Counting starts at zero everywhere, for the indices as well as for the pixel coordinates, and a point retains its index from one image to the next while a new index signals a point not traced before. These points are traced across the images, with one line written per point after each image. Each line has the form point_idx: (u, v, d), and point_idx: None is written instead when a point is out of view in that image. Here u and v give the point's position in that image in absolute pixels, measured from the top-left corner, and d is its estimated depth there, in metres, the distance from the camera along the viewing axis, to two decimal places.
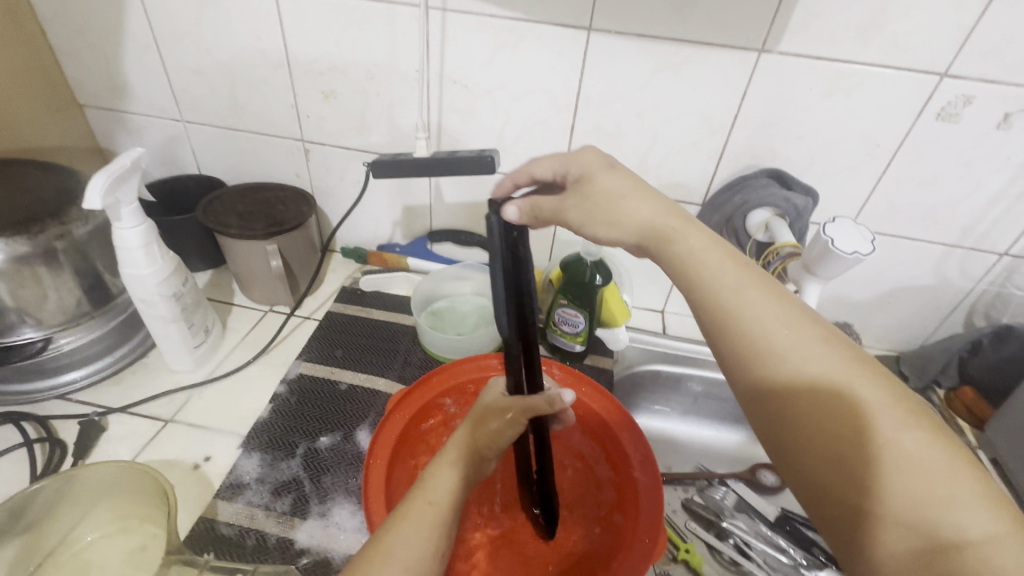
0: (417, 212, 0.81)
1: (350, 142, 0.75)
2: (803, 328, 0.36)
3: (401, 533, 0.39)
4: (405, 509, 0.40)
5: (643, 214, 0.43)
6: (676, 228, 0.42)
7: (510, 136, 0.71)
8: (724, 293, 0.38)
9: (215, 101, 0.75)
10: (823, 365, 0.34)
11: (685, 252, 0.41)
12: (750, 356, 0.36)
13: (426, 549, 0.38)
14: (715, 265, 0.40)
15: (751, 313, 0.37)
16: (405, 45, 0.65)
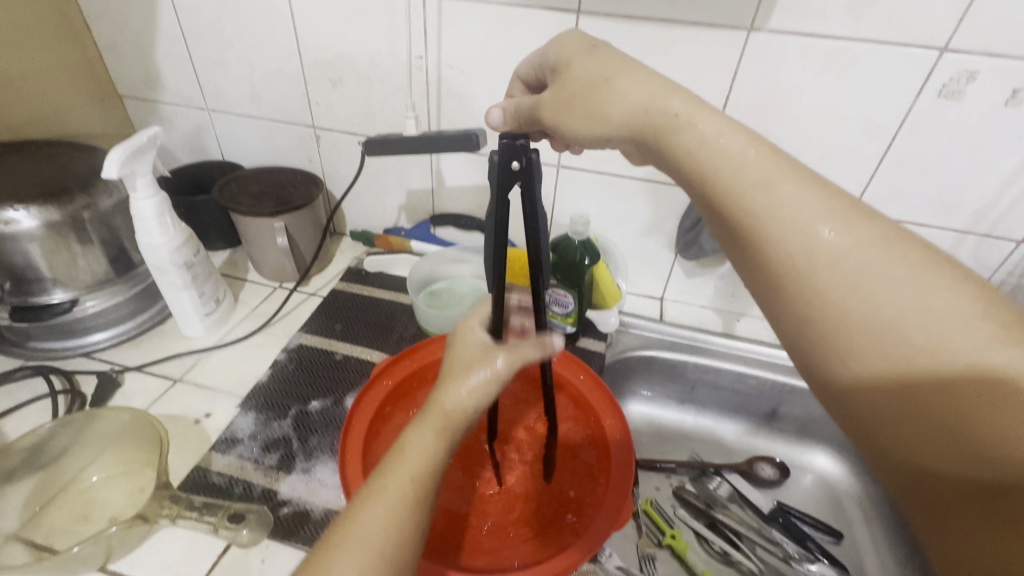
0: (420, 196, 0.84)
1: (357, 128, 0.79)
2: (862, 235, 0.31)
3: (373, 512, 0.34)
4: (379, 482, 0.35)
5: (633, 100, 0.38)
6: (680, 113, 0.36)
7: None
8: (759, 202, 0.32)
9: (235, 91, 0.81)
10: (888, 280, 0.29)
11: (695, 145, 0.35)
12: (795, 280, 0.31)
13: (401, 529, 0.34)
14: (742, 165, 0.33)
15: (791, 221, 0.31)
16: (405, 32, 0.68)
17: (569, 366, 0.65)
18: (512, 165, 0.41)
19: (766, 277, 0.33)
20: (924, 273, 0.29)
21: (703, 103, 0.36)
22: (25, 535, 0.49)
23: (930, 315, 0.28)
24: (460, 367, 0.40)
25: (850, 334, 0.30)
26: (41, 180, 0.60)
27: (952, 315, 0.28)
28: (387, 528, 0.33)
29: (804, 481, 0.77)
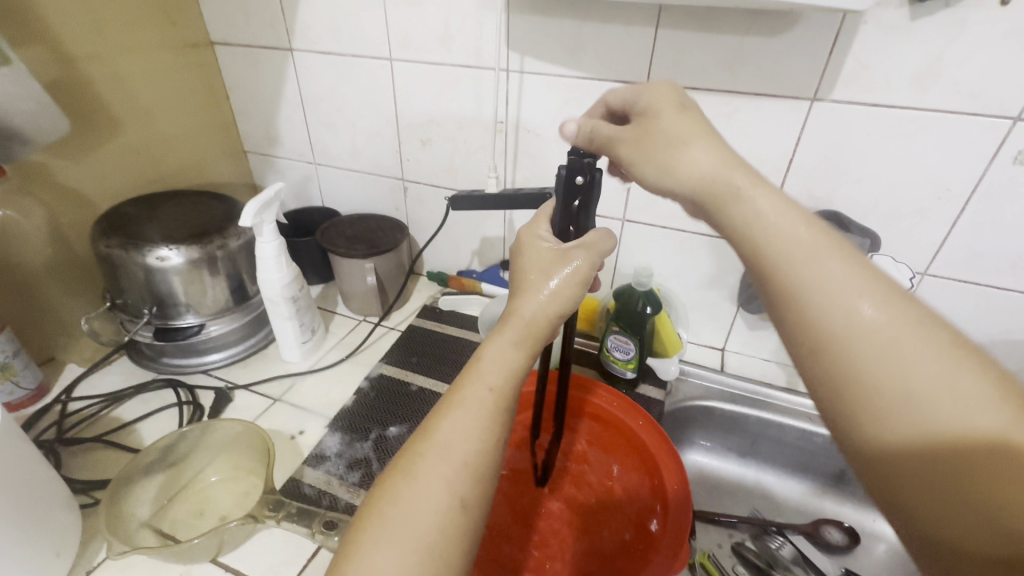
0: (492, 243, 0.92)
1: (440, 181, 0.88)
2: (896, 308, 0.31)
3: (455, 423, 0.37)
4: (461, 394, 0.38)
5: (699, 162, 0.39)
6: (741, 184, 0.37)
7: None
8: (798, 267, 0.34)
9: (339, 148, 0.93)
10: (920, 358, 0.29)
11: (749, 215, 0.36)
12: (828, 349, 0.32)
13: (480, 440, 0.36)
14: (787, 234, 0.35)
15: (824, 289, 0.33)
16: (489, 101, 0.77)
17: (629, 413, 0.68)
18: (577, 180, 0.46)
19: (799, 337, 0.33)
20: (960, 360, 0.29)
21: (763, 180, 0.38)
22: (154, 524, 0.57)
23: (962, 391, 0.28)
24: (532, 280, 0.44)
25: (882, 401, 0.30)
26: (188, 223, 0.73)
27: (990, 407, 0.27)
28: (469, 439, 0.36)
29: (874, 549, 0.74)
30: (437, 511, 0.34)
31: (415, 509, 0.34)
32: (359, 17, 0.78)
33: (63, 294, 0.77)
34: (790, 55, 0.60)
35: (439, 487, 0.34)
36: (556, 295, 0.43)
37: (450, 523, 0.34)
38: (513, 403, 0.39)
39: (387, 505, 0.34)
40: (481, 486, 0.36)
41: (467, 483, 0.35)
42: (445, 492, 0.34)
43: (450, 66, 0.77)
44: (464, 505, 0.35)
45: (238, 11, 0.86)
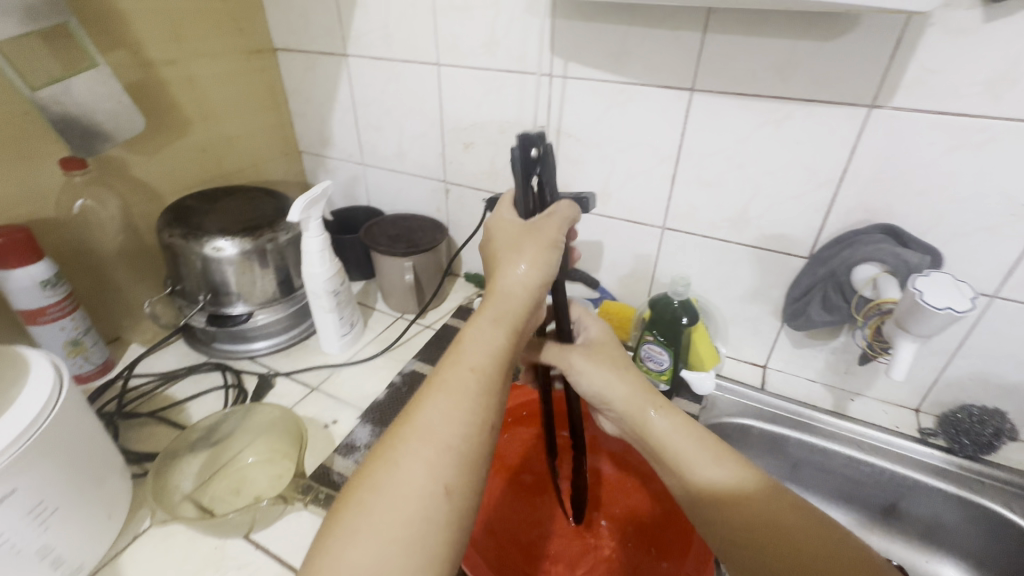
0: None
1: (481, 184, 0.90)
2: (744, 470, 0.46)
3: (437, 407, 0.39)
4: (444, 378, 0.40)
5: (625, 395, 0.52)
6: (655, 408, 0.50)
7: (615, 184, 0.78)
8: (689, 455, 0.47)
9: (386, 150, 0.97)
10: (759, 497, 0.44)
11: (659, 432, 0.49)
12: (722, 513, 0.44)
13: (463, 423, 0.38)
14: (680, 434, 0.49)
15: (706, 478, 0.46)
16: (532, 105, 0.78)
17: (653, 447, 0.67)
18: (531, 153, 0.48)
19: (701, 502, 0.46)
20: (781, 500, 0.43)
21: (671, 405, 0.51)
22: (195, 498, 0.60)
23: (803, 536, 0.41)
24: (507, 258, 0.46)
25: (760, 546, 0.42)
26: (242, 217, 0.78)
27: (809, 532, 0.41)
28: (450, 424, 0.38)
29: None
30: (419, 497, 0.35)
31: (397, 496, 0.35)
32: (410, 23, 0.81)
33: (131, 278, 0.84)
34: (847, 59, 0.57)
35: (420, 474, 0.36)
36: (531, 274, 0.45)
37: (434, 511, 0.35)
38: (497, 382, 0.41)
39: (366, 495, 0.36)
40: (464, 471, 0.37)
41: (451, 469, 0.36)
42: (428, 479, 0.36)
43: (495, 72, 0.78)
44: (448, 492, 0.36)
45: (300, 19, 0.91)
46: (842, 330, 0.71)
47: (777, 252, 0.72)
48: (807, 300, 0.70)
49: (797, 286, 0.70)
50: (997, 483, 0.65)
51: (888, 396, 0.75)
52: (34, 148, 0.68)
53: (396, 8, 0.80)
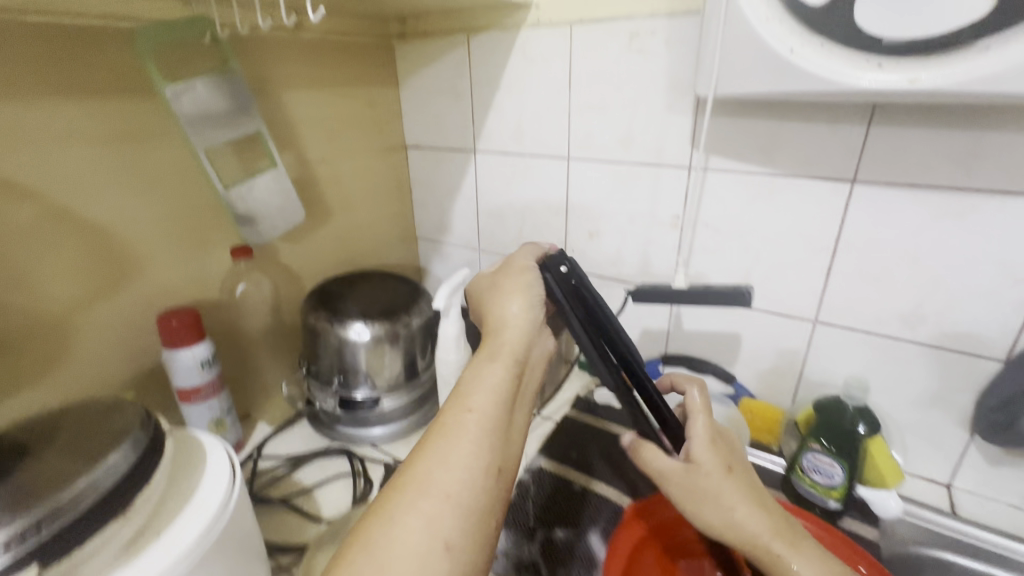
0: (653, 335, 0.88)
1: (604, 272, 0.89)
2: None
3: (438, 451, 0.44)
4: (448, 425, 0.46)
5: (742, 519, 0.46)
6: (780, 552, 0.45)
7: (758, 276, 0.74)
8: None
9: (506, 238, 0.99)
10: None
11: (789, 573, 0.45)
12: None
13: (459, 474, 0.43)
14: (809, 569, 0.45)
15: None
16: (667, 198, 0.78)
17: None
18: (559, 267, 0.57)
19: None
20: None
21: (790, 532, 0.46)
22: None
23: None
24: (500, 304, 0.56)
25: None
26: (378, 302, 0.80)
27: None
28: (450, 472, 0.43)
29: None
30: (421, 552, 0.39)
31: (401, 554, 0.38)
32: (543, 123, 0.85)
33: (267, 358, 0.87)
34: None
35: (417, 529, 0.40)
36: (520, 309, 0.55)
37: (435, 564, 0.38)
38: (494, 426, 0.46)
39: (356, 555, 0.38)
40: (460, 523, 0.41)
41: (450, 520, 0.40)
42: (427, 535, 0.39)
43: (628, 165, 0.79)
44: (447, 547, 0.39)
45: (435, 121, 0.99)
46: None
47: (962, 354, 0.64)
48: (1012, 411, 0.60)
49: (996, 393, 0.61)
50: None
51: None
52: (209, 235, 0.75)
53: (531, 109, 0.86)
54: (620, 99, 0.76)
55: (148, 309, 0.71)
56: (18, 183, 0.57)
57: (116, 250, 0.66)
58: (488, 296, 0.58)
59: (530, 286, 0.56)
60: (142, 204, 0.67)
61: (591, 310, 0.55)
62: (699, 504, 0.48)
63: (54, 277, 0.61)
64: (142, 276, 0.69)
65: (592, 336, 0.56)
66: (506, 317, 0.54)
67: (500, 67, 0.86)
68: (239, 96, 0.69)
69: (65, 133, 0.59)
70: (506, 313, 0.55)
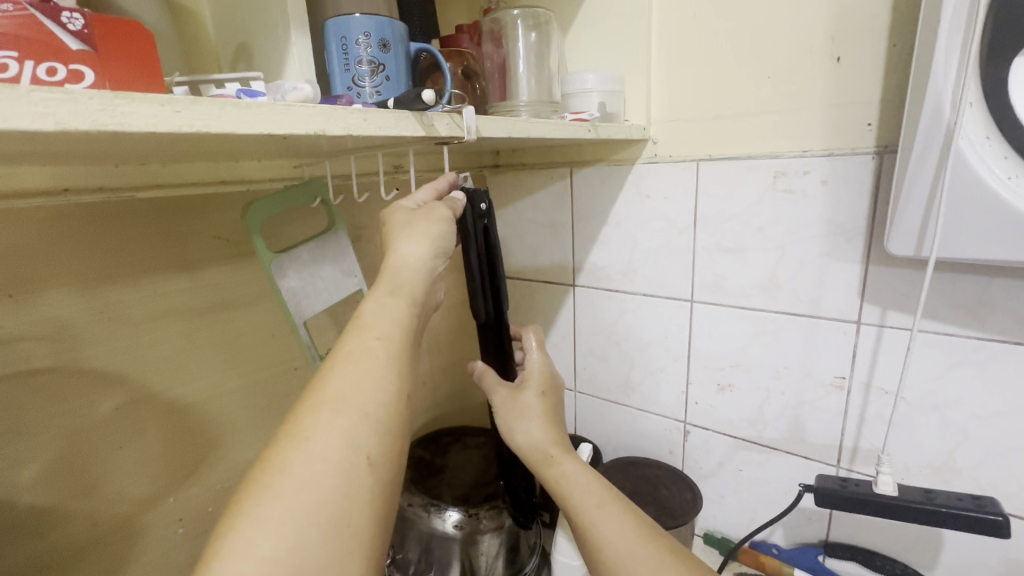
0: (810, 515, 0.71)
1: (739, 431, 0.74)
2: (658, 545, 0.45)
3: (347, 373, 0.35)
4: (349, 350, 0.37)
5: (534, 436, 0.54)
6: (554, 452, 0.53)
7: (966, 460, 0.58)
8: (583, 500, 0.49)
9: (610, 381, 0.87)
10: None
11: (558, 475, 0.52)
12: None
13: (377, 389, 0.36)
14: (581, 476, 0.51)
15: (604, 533, 0.47)
16: (826, 354, 0.64)
17: None
18: (480, 204, 0.53)
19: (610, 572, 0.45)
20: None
21: (570, 451, 0.53)
22: None
23: None
24: (402, 235, 0.44)
25: None
26: (474, 481, 0.69)
27: None
28: (365, 391, 0.35)
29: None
30: (340, 469, 0.32)
31: (311, 470, 0.31)
32: (659, 260, 0.76)
33: None
34: None
35: (337, 445, 0.33)
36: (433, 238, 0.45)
37: (358, 482, 0.32)
38: (406, 354, 0.39)
39: (268, 476, 0.31)
40: (385, 440, 0.35)
41: (371, 437, 0.34)
42: (346, 450, 0.33)
43: (772, 312, 0.67)
44: (371, 463, 0.33)
45: (529, 251, 0.91)
46: None
47: None
48: None
49: None
50: None
51: None
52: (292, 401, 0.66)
53: (645, 245, 0.77)
54: (762, 241, 0.66)
55: (218, 498, 0.60)
56: (106, 373, 0.50)
57: (194, 431, 0.57)
58: (390, 228, 0.45)
59: (442, 234, 0.45)
60: (228, 377, 0.60)
61: (488, 257, 0.55)
62: (509, 422, 0.56)
63: (127, 476, 0.53)
64: (219, 460, 0.60)
65: (483, 283, 0.55)
66: (409, 259, 0.43)
67: (609, 201, 0.79)
68: (344, 258, 0.63)
69: (163, 311, 0.53)
70: (418, 254, 0.44)
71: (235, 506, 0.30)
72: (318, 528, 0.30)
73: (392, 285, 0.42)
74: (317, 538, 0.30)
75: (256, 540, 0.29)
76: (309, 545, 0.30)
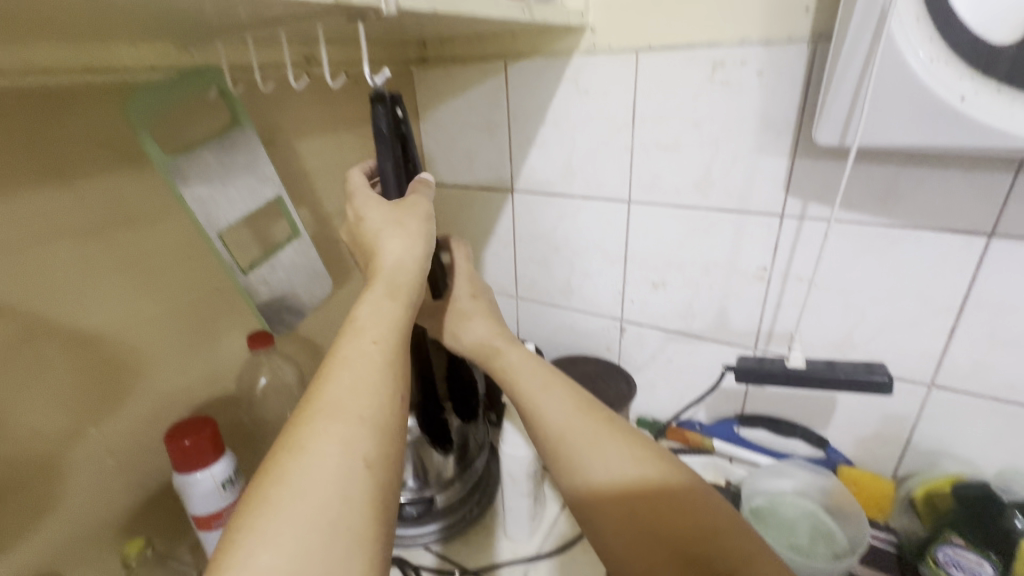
0: (728, 393, 0.79)
1: (670, 325, 0.79)
2: (593, 416, 0.48)
3: (341, 380, 0.34)
4: (341, 356, 0.36)
5: (476, 337, 0.57)
6: (499, 346, 0.55)
7: (860, 335, 0.65)
8: (524, 382, 0.52)
9: (550, 285, 0.88)
10: (606, 449, 0.45)
11: (504, 366, 0.54)
12: (562, 446, 0.47)
13: (374, 393, 0.34)
14: (524, 364, 0.53)
15: (543, 414, 0.49)
16: (751, 248, 0.68)
17: None
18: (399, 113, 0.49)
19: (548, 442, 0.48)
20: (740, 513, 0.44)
21: (515, 343, 0.56)
22: None
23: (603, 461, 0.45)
24: (387, 233, 0.45)
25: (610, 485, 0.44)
26: None
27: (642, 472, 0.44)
28: (360, 394, 0.34)
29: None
30: (339, 475, 0.30)
31: (311, 480, 0.30)
32: (598, 160, 0.74)
33: None
34: None
35: (336, 452, 0.31)
36: (415, 237, 0.45)
37: (357, 485, 0.31)
38: (402, 354, 0.38)
39: (269, 490, 0.29)
40: (382, 437, 0.33)
41: (368, 438, 0.32)
42: (345, 454, 0.31)
43: (704, 210, 0.69)
44: (368, 465, 0.32)
45: (463, 155, 0.86)
46: None
47: None
48: None
49: None
50: None
51: None
52: (217, 323, 0.62)
53: (584, 145, 0.74)
54: (698, 136, 0.65)
55: (145, 426, 0.57)
56: None
57: (109, 360, 0.52)
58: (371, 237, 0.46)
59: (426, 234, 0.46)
60: (141, 300, 0.54)
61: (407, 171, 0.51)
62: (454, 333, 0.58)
63: (32, 409, 0.47)
64: (143, 388, 0.56)
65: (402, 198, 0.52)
66: (395, 257, 0.44)
67: (546, 96, 0.74)
68: (256, 163, 0.57)
69: (44, 228, 0.46)
70: (409, 252, 0.44)
71: (236, 523, 0.29)
72: (324, 532, 0.28)
73: (387, 286, 0.42)
74: (319, 540, 0.28)
75: (260, 555, 0.27)
76: (314, 549, 0.28)
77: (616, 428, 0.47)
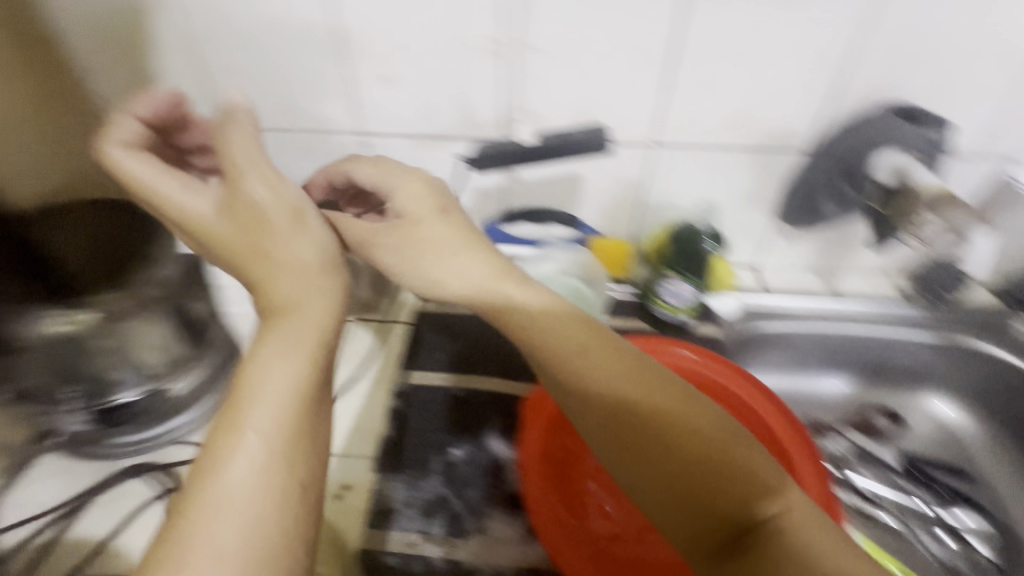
0: (490, 193, 0.75)
1: (414, 128, 0.68)
2: (470, 249, 0.49)
3: (235, 465, 0.38)
4: (220, 449, 0.38)
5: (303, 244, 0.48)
6: (235, 165, 0.47)
7: (594, 102, 0.64)
8: (358, 232, 0.53)
9: (262, 103, 0.68)
10: (454, 257, 0.49)
11: (251, 193, 0.46)
12: (398, 260, 0.50)
13: (267, 457, 0.38)
14: (362, 222, 0.53)
15: (410, 259, 0.51)
16: (475, 13, 0.57)
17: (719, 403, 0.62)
18: None
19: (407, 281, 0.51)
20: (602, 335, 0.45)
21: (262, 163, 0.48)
22: None
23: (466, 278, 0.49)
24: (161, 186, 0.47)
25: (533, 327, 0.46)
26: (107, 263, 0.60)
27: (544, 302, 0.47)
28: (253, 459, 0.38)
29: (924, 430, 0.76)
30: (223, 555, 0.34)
31: (212, 542, 0.34)
32: None
33: None
34: None
35: (232, 524, 0.35)
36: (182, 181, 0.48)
37: (263, 535, 0.36)
38: (299, 412, 0.41)
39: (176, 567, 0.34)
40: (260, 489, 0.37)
41: (259, 467, 0.38)
42: (239, 526, 0.35)
43: None
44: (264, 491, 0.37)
45: None
46: (839, 219, 0.71)
47: (778, 151, 0.66)
48: (814, 194, 0.67)
49: (802, 182, 0.67)
50: (968, 320, 0.73)
51: (870, 266, 0.77)
52: None
53: None
54: None
55: None
56: None
57: None
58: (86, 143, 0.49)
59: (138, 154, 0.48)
60: None
61: None
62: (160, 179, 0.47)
63: None
64: None
65: None
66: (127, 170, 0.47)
67: None
68: None
69: None
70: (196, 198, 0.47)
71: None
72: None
73: (268, 332, 0.45)
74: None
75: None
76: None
77: (474, 250, 0.49)
